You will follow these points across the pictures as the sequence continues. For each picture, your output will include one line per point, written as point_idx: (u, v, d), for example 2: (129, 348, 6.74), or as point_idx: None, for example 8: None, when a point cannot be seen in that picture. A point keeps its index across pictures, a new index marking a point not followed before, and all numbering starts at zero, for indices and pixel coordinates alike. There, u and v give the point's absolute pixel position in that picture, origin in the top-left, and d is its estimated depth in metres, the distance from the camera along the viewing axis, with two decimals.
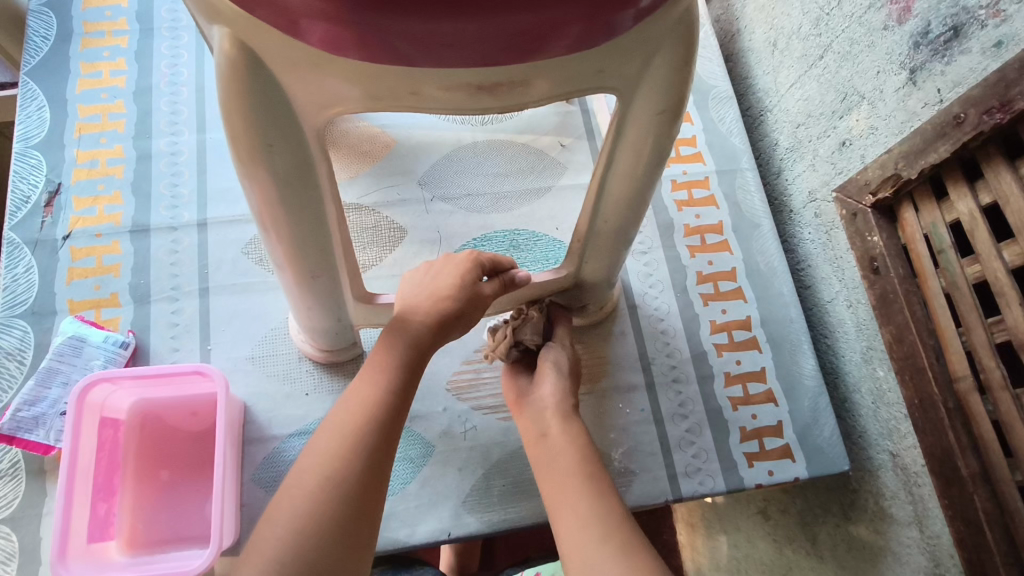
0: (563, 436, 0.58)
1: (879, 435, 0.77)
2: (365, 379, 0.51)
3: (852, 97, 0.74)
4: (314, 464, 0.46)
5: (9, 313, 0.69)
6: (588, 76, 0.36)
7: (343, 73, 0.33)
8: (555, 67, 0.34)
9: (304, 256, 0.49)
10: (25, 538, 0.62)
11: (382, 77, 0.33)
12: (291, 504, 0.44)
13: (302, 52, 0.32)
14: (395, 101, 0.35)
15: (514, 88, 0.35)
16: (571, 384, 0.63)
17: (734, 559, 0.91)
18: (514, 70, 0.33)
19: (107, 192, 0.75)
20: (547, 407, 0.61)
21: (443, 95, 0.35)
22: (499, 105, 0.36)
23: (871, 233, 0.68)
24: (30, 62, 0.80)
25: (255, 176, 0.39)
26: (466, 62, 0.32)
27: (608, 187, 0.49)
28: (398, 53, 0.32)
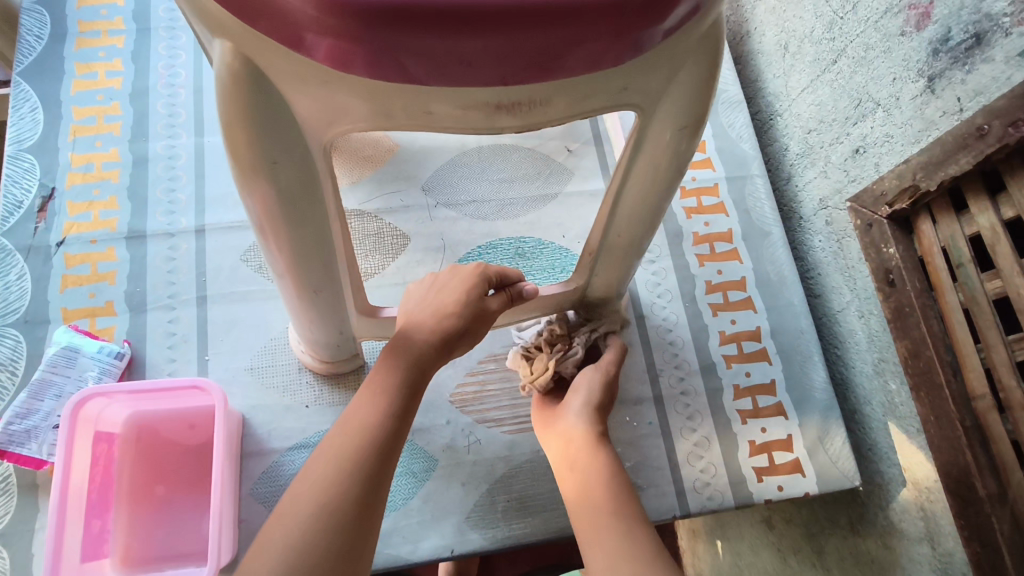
0: (588, 468, 0.57)
1: (890, 448, 0.75)
2: (365, 398, 0.49)
3: (866, 103, 0.72)
4: (309, 487, 0.44)
5: (1, 321, 0.68)
6: (611, 94, 0.34)
7: (351, 90, 0.31)
8: (575, 85, 0.32)
9: (306, 271, 0.47)
10: (17, 555, 0.61)
11: (392, 95, 0.32)
12: (282, 530, 0.42)
13: (308, 68, 0.30)
14: (405, 118, 0.34)
15: (532, 106, 0.33)
16: (600, 411, 0.63)
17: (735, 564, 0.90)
18: (532, 88, 0.32)
19: (102, 197, 0.73)
20: (572, 436, 0.60)
21: (457, 113, 0.33)
22: (515, 123, 0.34)
23: (887, 245, 0.67)
24: (23, 63, 0.78)
25: (255, 191, 0.37)
26: (482, 81, 0.31)
27: (623, 202, 0.47)
28: (410, 73, 0.30)
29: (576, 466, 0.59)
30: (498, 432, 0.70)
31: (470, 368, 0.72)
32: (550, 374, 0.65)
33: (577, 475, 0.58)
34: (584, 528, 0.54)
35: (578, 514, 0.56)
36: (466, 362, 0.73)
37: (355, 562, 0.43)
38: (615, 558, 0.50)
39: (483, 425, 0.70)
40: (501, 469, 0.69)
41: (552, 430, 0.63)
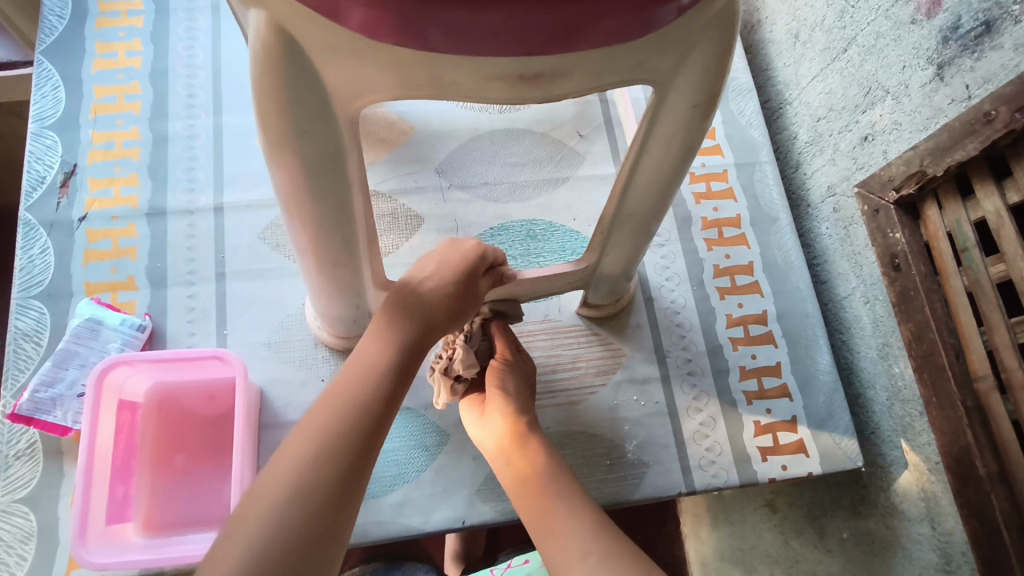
0: (528, 456, 0.58)
1: (893, 431, 0.77)
2: (372, 351, 0.49)
3: (875, 91, 0.73)
4: (305, 437, 0.43)
5: (26, 294, 0.70)
6: (630, 67, 0.35)
7: (383, 61, 0.33)
8: (595, 59, 0.33)
9: (327, 242, 0.48)
10: (43, 517, 0.63)
11: (420, 67, 0.33)
12: (283, 473, 0.41)
13: (343, 38, 0.31)
14: (435, 90, 0.35)
15: (554, 79, 0.34)
16: (522, 403, 0.63)
17: (736, 551, 0.89)
18: (555, 61, 0.33)
19: (123, 174, 0.75)
20: (505, 429, 0.61)
21: (485, 85, 0.34)
22: (538, 96, 0.36)
23: (893, 230, 0.68)
24: (46, 41, 0.79)
25: (283, 161, 0.39)
26: (507, 52, 0.32)
27: (636, 178, 0.48)
28: (439, 44, 0.31)
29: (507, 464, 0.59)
30: None
31: None
32: (449, 383, 0.65)
33: (516, 466, 0.58)
34: (524, 507, 0.55)
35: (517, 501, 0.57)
36: None
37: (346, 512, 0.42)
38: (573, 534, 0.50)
39: None
40: None
41: (476, 427, 0.64)
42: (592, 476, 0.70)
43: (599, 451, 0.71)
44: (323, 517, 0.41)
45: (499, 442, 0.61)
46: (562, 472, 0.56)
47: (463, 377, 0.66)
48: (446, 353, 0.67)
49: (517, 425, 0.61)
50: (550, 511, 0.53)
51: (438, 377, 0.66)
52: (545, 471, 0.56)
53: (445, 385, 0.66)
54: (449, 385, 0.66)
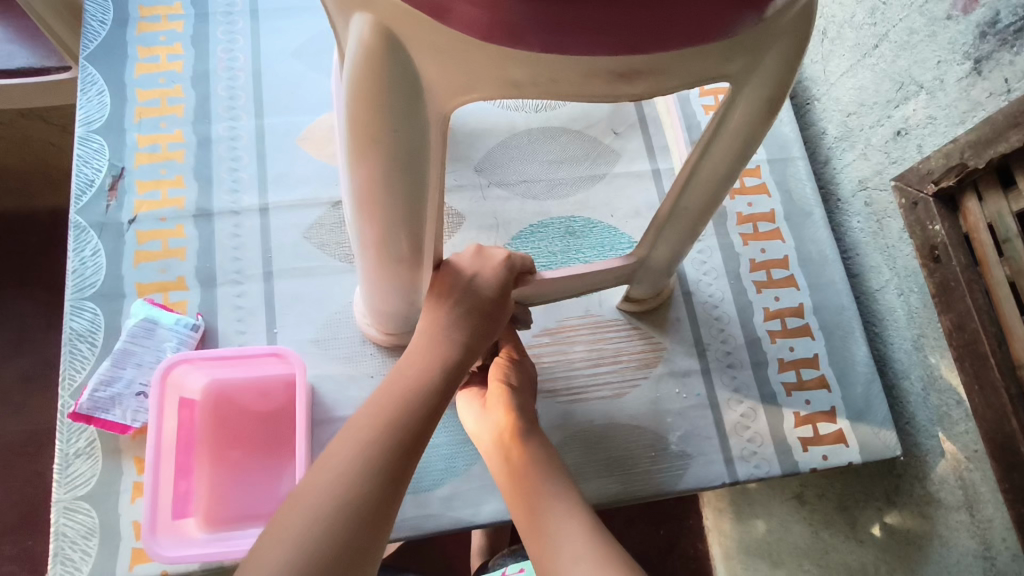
0: (519, 453, 0.60)
1: (929, 421, 0.78)
2: (416, 371, 0.53)
3: (909, 86, 0.74)
4: (344, 451, 0.47)
5: (79, 295, 0.71)
6: (717, 64, 0.36)
7: (484, 61, 0.33)
8: (689, 57, 0.34)
9: (393, 239, 0.49)
10: (104, 513, 0.65)
11: (520, 66, 0.33)
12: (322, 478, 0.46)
13: (447, 37, 0.32)
14: (530, 91, 0.35)
15: (650, 76, 0.35)
16: (526, 401, 0.64)
17: (768, 542, 0.93)
18: (654, 59, 0.33)
19: (170, 176, 0.76)
20: (504, 426, 0.62)
21: (581, 85, 0.34)
22: (630, 94, 0.36)
23: (933, 222, 0.69)
24: (89, 46, 0.80)
25: (367, 159, 0.40)
26: (609, 50, 0.32)
27: (699, 173, 0.49)
28: (550, 43, 0.32)
29: (506, 461, 0.60)
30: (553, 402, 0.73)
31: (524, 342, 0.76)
32: None
33: (512, 464, 0.60)
34: (516, 501, 0.58)
35: (511, 498, 0.58)
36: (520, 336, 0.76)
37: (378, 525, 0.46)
38: (570, 539, 0.52)
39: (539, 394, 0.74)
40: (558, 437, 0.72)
41: (478, 417, 0.65)
42: (637, 468, 0.71)
43: (643, 443, 0.72)
44: (357, 529, 0.45)
45: (496, 440, 0.62)
46: (556, 472, 0.58)
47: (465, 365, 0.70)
48: None
49: (517, 423, 0.62)
50: (546, 508, 0.55)
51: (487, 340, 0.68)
52: (532, 470, 0.58)
53: None
54: None
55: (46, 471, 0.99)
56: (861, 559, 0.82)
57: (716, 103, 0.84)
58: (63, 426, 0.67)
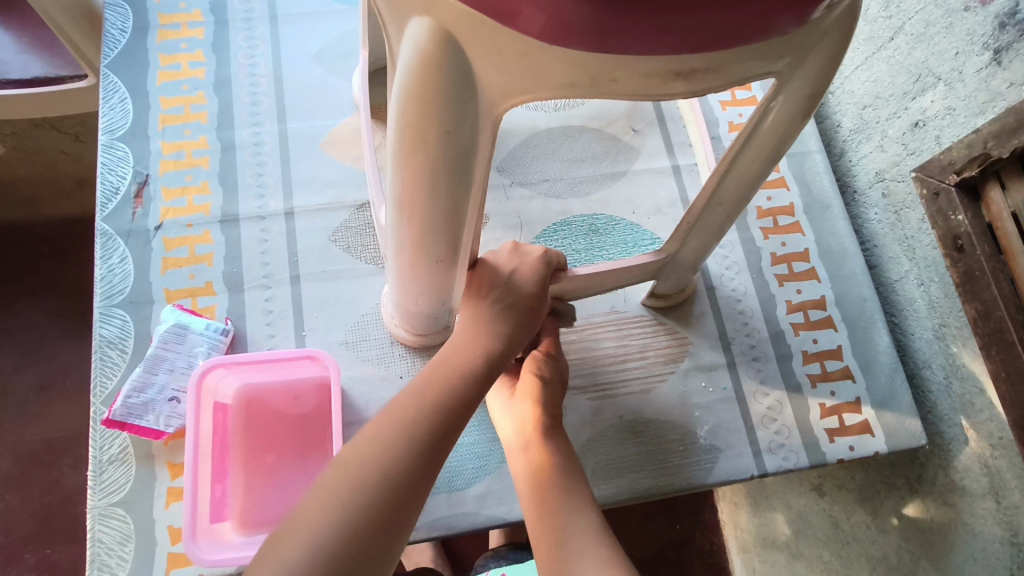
0: (544, 450, 0.60)
1: (952, 410, 0.77)
2: (459, 361, 0.53)
3: (926, 78, 0.75)
4: (390, 425, 0.47)
5: (108, 302, 0.71)
6: (768, 61, 0.37)
7: (546, 62, 0.34)
8: (745, 56, 0.35)
9: (433, 241, 0.49)
10: (139, 519, 0.65)
11: (582, 66, 0.34)
12: (371, 450, 0.45)
13: (511, 40, 0.33)
14: (589, 88, 0.36)
15: (707, 74, 0.35)
16: (556, 397, 0.64)
17: (790, 536, 0.93)
18: (712, 58, 0.34)
19: (195, 182, 0.76)
20: (528, 419, 0.62)
21: (639, 82, 0.35)
22: (684, 90, 0.36)
23: (955, 212, 0.69)
24: (110, 55, 0.81)
25: (414, 160, 0.40)
26: (672, 49, 0.33)
27: (735, 167, 0.50)
28: (615, 44, 0.32)
29: (524, 451, 0.61)
30: (582, 398, 0.74)
31: None
32: None
33: (530, 457, 0.60)
34: (534, 500, 0.57)
35: (524, 494, 0.59)
36: None
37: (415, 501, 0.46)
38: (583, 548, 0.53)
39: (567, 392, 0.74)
40: (587, 434, 0.73)
41: (505, 409, 0.65)
42: (666, 462, 0.72)
43: (672, 437, 0.73)
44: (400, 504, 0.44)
45: (520, 429, 0.62)
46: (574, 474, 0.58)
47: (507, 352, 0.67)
48: None
49: (542, 417, 0.62)
50: (559, 512, 0.55)
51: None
52: (548, 474, 0.58)
53: None
54: None
55: (64, 479, 0.99)
56: (883, 549, 0.82)
57: (734, 98, 0.84)
58: (96, 433, 0.67)
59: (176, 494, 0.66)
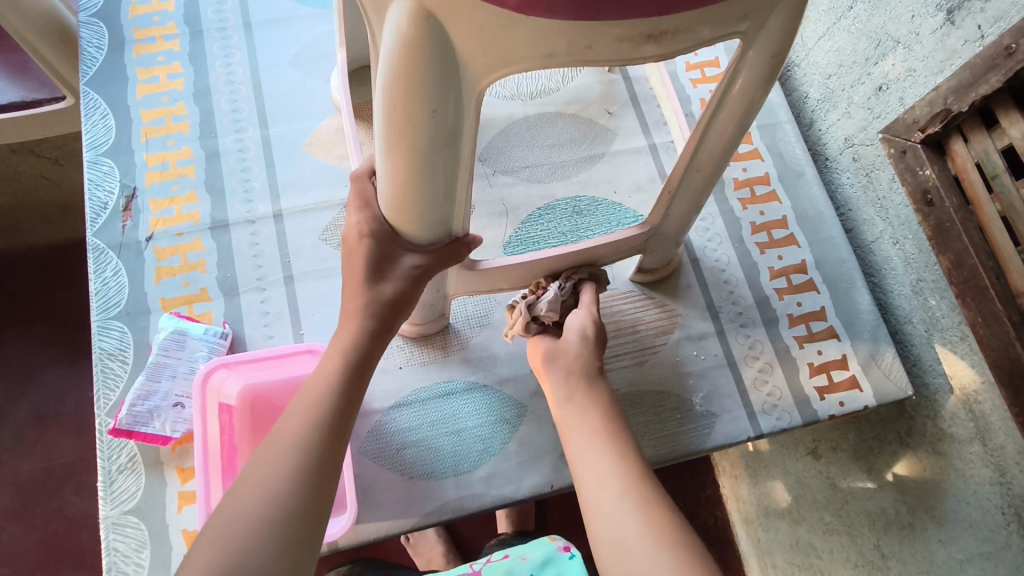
0: (584, 401, 0.60)
1: (935, 360, 0.80)
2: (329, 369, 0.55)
3: (885, 43, 0.78)
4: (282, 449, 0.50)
5: (105, 315, 0.72)
6: (732, 22, 0.39)
7: (525, 33, 0.36)
8: (710, 18, 0.37)
9: (415, 222, 0.51)
10: (153, 525, 0.65)
11: (558, 35, 0.36)
12: (265, 473, 0.48)
13: (491, 16, 0.35)
14: (569, 57, 0.38)
15: (676, 36, 0.37)
16: (596, 350, 0.65)
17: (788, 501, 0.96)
18: (679, 19, 0.36)
19: (182, 192, 0.77)
20: (573, 369, 0.62)
21: (614, 48, 0.37)
22: (654, 54, 0.38)
23: (923, 167, 0.72)
24: (88, 73, 0.82)
25: (401, 142, 0.42)
26: (642, 13, 0.35)
27: (711, 130, 0.52)
28: (589, 11, 0.34)
29: (565, 401, 0.61)
30: None
31: None
32: (523, 318, 0.67)
33: (572, 405, 0.60)
34: (574, 451, 0.58)
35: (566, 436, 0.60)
36: None
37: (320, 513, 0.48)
38: (608, 476, 0.54)
39: None
40: None
41: (540, 373, 0.66)
42: (665, 430, 0.74)
43: (669, 406, 0.75)
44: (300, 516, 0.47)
45: (561, 380, 0.62)
46: (617, 422, 0.58)
47: (542, 317, 0.68)
48: (534, 293, 0.69)
49: (586, 368, 0.63)
50: (594, 457, 0.56)
51: (518, 312, 0.68)
52: (586, 425, 0.58)
53: (521, 320, 0.68)
54: (527, 320, 0.67)
55: (66, 506, 0.98)
56: (879, 503, 0.84)
57: (704, 75, 0.87)
58: (103, 444, 0.68)
59: (188, 498, 0.66)
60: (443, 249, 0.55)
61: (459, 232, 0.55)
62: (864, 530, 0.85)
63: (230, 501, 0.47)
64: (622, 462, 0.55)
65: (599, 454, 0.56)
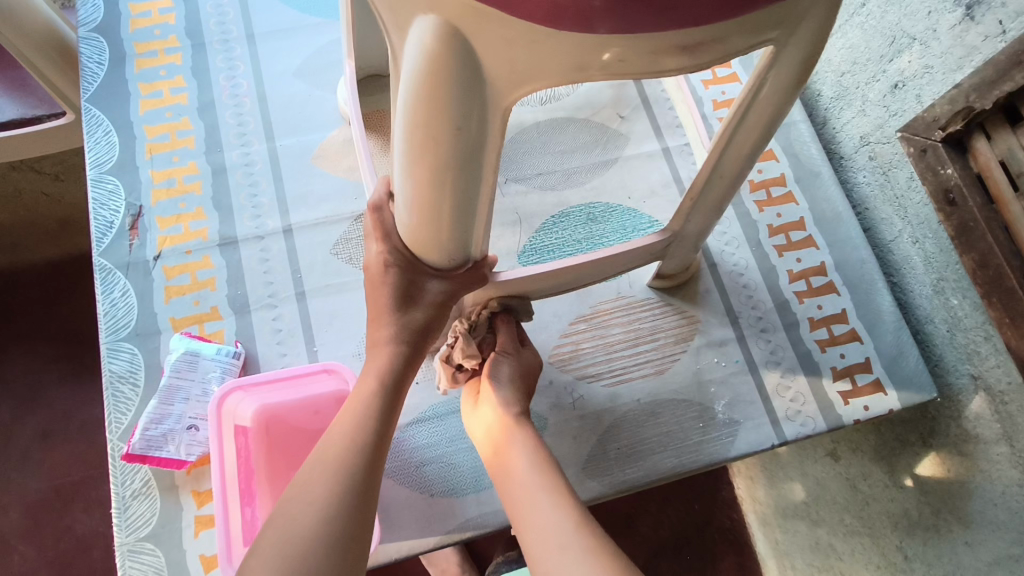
0: (510, 448, 0.61)
1: (959, 360, 0.78)
2: (365, 390, 0.55)
3: (901, 40, 0.76)
4: (324, 469, 0.50)
5: (114, 337, 0.70)
6: (769, 27, 0.37)
7: (555, 47, 0.34)
8: (746, 26, 0.36)
9: (436, 248, 0.50)
10: (170, 552, 0.64)
11: (591, 48, 0.34)
12: (306, 497, 0.49)
13: (519, 29, 0.33)
14: (601, 70, 0.36)
15: (712, 46, 0.36)
16: (512, 394, 0.64)
17: (805, 503, 0.94)
18: (716, 30, 0.34)
19: (189, 209, 0.76)
20: (491, 422, 0.63)
21: (648, 61, 0.35)
22: (689, 66, 0.37)
23: (944, 167, 0.70)
24: (89, 89, 0.80)
25: (423, 160, 0.40)
26: (677, 24, 0.33)
27: (737, 135, 0.50)
28: (624, 23, 0.33)
29: (495, 451, 0.62)
30: (599, 386, 0.75)
31: (563, 331, 0.77)
32: (447, 370, 0.67)
33: (501, 459, 0.61)
34: (512, 502, 0.58)
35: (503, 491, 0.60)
36: (558, 326, 0.77)
37: (363, 535, 0.49)
38: (544, 531, 0.54)
39: (584, 381, 0.75)
40: (608, 419, 0.74)
41: (474, 416, 0.66)
42: (688, 440, 0.73)
43: (691, 415, 0.74)
44: (347, 537, 0.48)
45: (487, 432, 0.63)
46: (545, 466, 0.59)
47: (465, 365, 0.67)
48: (451, 340, 0.67)
49: (503, 416, 0.63)
50: (533, 509, 0.56)
51: (442, 365, 0.67)
52: (517, 474, 0.59)
53: (445, 373, 0.67)
54: (451, 373, 0.67)
55: (76, 524, 0.97)
56: (902, 505, 0.82)
57: (715, 76, 0.85)
58: (116, 470, 0.66)
59: (205, 522, 0.65)
60: (464, 275, 0.54)
61: (479, 257, 0.53)
62: (886, 531, 0.84)
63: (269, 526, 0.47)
64: (558, 511, 0.55)
65: (531, 508, 0.56)
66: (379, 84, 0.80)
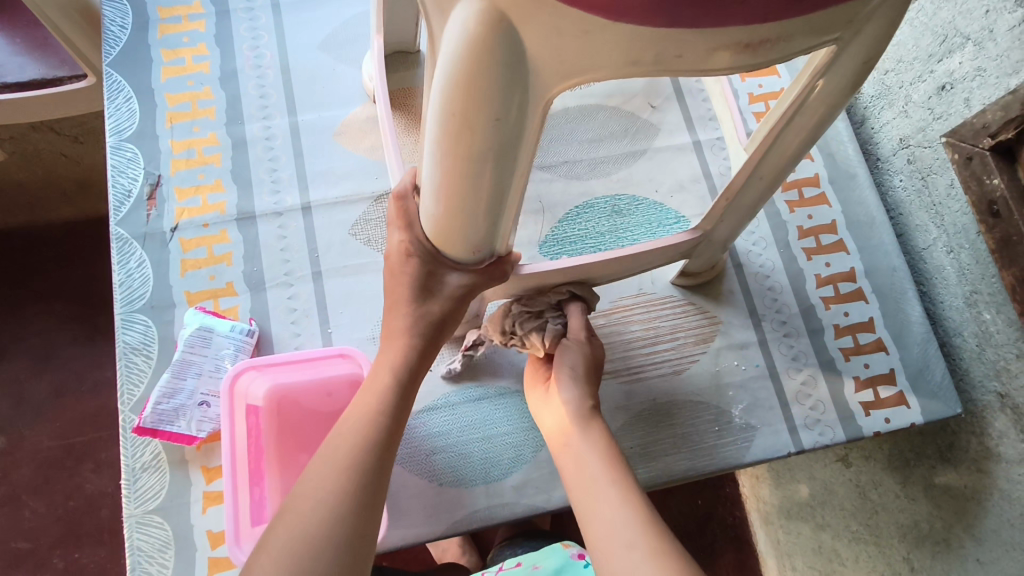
0: (581, 443, 0.59)
1: (985, 376, 0.74)
2: (380, 382, 0.54)
3: (952, 39, 0.72)
4: (334, 461, 0.50)
5: (129, 308, 0.70)
6: (837, 26, 0.35)
7: (609, 37, 0.32)
8: (812, 25, 0.33)
9: (459, 241, 0.48)
10: (177, 525, 0.64)
11: (647, 44, 0.32)
12: (317, 491, 0.48)
13: (571, 19, 0.32)
14: (652, 67, 0.34)
15: (775, 45, 0.34)
16: (584, 387, 0.63)
17: (809, 505, 0.91)
18: (781, 28, 0.32)
19: (208, 181, 0.75)
20: (564, 415, 0.62)
21: (705, 57, 0.34)
22: (749, 64, 0.35)
23: (990, 176, 0.66)
24: (111, 53, 0.79)
25: (455, 150, 0.39)
26: (742, 20, 0.31)
27: (783, 135, 0.47)
28: (682, 18, 0.31)
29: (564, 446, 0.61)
30: (615, 383, 0.74)
31: None
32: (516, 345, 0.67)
33: (572, 452, 0.60)
34: (574, 486, 0.58)
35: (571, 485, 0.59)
36: None
37: (371, 529, 0.49)
38: (615, 530, 0.53)
39: None
40: (623, 418, 0.73)
41: (543, 408, 0.65)
42: (703, 443, 0.72)
43: (707, 418, 0.72)
44: (355, 534, 0.47)
45: (558, 425, 0.62)
46: (617, 463, 0.58)
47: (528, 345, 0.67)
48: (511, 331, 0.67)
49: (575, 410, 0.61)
50: (602, 506, 0.55)
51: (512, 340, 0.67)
52: (588, 470, 0.58)
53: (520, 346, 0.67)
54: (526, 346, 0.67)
55: (85, 483, 0.98)
56: (912, 516, 0.78)
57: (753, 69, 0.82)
58: (127, 441, 0.66)
59: (213, 499, 0.65)
60: (486, 270, 0.52)
61: (502, 251, 0.52)
62: (894, 541, 0.80)
63: (280, 524, 0.47)
64: (629, 509, 0.54)
65: (600, 505, 0.55)
66: (407, 61, 0.78)
